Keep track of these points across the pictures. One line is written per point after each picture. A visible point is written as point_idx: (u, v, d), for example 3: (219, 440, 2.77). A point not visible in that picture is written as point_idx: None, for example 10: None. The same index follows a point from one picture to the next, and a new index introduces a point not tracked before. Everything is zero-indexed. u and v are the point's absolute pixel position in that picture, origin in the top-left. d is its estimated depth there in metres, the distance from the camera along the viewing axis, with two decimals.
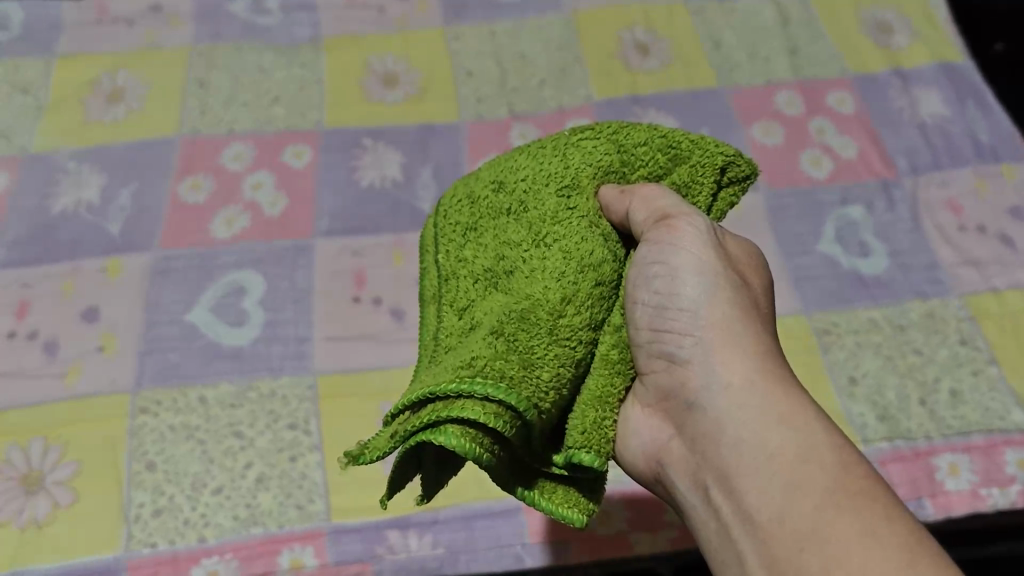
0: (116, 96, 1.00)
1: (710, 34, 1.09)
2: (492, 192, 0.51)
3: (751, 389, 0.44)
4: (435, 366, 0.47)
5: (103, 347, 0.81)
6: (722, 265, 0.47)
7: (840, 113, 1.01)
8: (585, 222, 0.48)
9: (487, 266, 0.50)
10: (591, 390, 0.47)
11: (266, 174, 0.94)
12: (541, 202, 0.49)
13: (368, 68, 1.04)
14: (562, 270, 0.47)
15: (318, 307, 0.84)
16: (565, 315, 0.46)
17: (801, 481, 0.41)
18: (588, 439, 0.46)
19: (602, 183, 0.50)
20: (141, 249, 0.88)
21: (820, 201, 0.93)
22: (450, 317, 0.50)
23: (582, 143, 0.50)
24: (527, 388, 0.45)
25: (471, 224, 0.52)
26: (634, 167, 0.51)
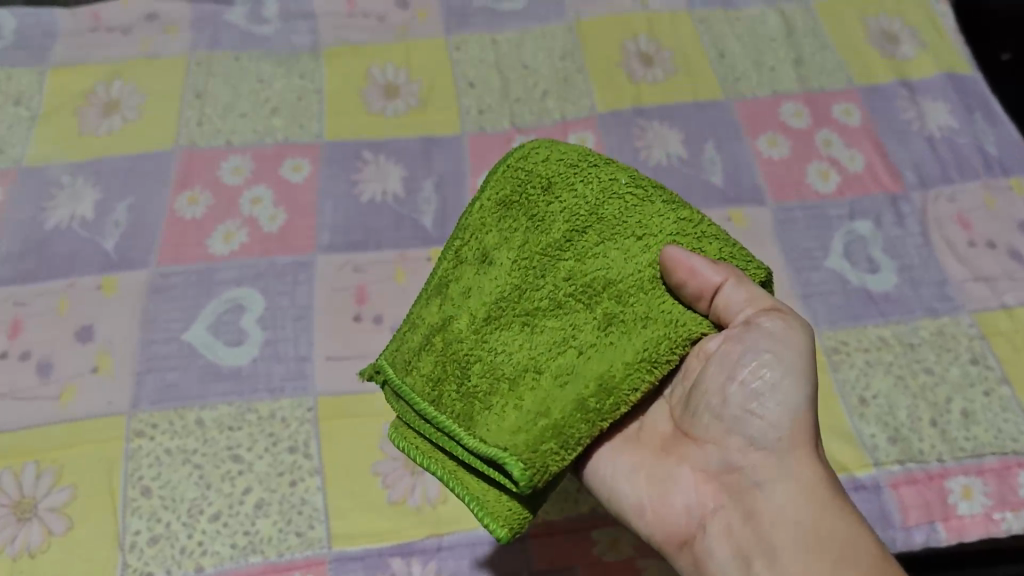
0: (111, 106, 0.98)
1: (715, 43, 1.07)
2: (532, 188, 0.58)
3: (815, 486, 0.52)
4: (424, 323, 0.60)
5: (99, 367, 0.79)
6: (812, 375, 0.54)
7: (846, 124, 0.99)
8: (571, 264, 0.56)
9: (491, 249, 0.59)
10: (551, 421, 0.53)
11: (264, 187, 0.92)
12: (549, 229, 0.57)
13: (368, 77, 1.02)
14: (522, 297, 0.57)
15: (318, 325, 0.82)
16: (502, 340, 0.56)
17: (846, 558, 0.49)
18: (529, 461, 0.52)
19: (611, 236, 0.56)
20: (138, 265, 0.86)
21: (828, 215, 0.91)
22: (453, 288, 0.60)
23: (622, 194, 0.56)
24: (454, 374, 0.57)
25: (508, 202, 0.59)
26: (666, 231, 0.55)
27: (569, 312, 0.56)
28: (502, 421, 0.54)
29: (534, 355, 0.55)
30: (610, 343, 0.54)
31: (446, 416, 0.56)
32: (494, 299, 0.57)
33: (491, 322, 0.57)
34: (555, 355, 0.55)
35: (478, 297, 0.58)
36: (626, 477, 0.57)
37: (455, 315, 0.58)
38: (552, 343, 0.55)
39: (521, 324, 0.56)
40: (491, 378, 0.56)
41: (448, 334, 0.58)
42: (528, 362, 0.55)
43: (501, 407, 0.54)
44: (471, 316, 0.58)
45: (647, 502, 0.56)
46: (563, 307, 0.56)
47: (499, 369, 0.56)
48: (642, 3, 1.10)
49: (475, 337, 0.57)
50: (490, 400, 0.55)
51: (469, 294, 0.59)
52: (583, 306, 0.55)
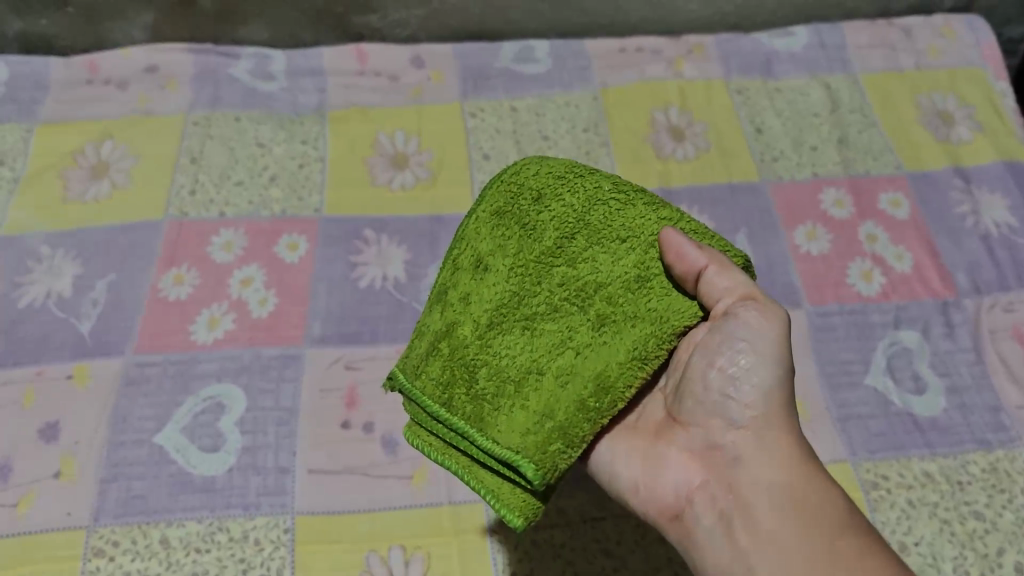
0: (99, 169, 0.92)
1: (751, 118, 1.00)
2: (521, 198, 0.54)
3: (792, 453, 0.51)
4: (426, 334, 0.56)
5: (61, 471, 0.73)
6: (790, 356, 0.53)
7: (893, 216, 0.91)
8: (563, 267, 0.52)
9: (484, 255, 0.54)
10: (555, 421, 0.50)
11: (255, 267, 0.86)
12: (540, 236, 0.53)
13: (376, 145, 0.96)
14: (520, 301, 0.53)
15: (303, 433, 0.75)
16: (504, 343, 0.52)
17: (816, 518, 0.48)
18: (537, 458, 0.50)
19: (600, 241, 0.52)
20: (114, 353, 0.79)
21: (870, 322, 0.83)
22: (449, 294, 0.55)
23: (607, 200, 0.52)
24: (462, 381, 0.53)
25: (499, 210, 0.55)
26: (650, 232, 0.52)
27: (566, 316, 0.52)
28: (510, 423, 0.51)
29: (536, 357, 0.52)
30: (606, 342, 0.51)
31: (459, 418, 0.52)
32: (495, 306, 0.53)
33: (493, 327, 0.53)
34: (555, 356, 0.51)
35: (477, 303, 0.53)
36: (621, 459, 0.56)
37: (456, 322, 0.54)
38: (554, 342, 0.52)
39: (520, 326, 0.52)
40: (498, 381, 0.52)
41: (453, 340, 0.53)
42: (530, 364, 0.52)
43: (508, 407, 0.51)
44: (474, 321, 0.53)
45: (640, 479, 0.55)
46: (560, 311, 0.52)
47: (504, 371, 0.52)
48: (675, 71, 1.03)
49: (480, 341, 0.53)
50: (499, 401, 0.51)
51: (467, 300, 0.54)
52: (577, 310, 0.52)
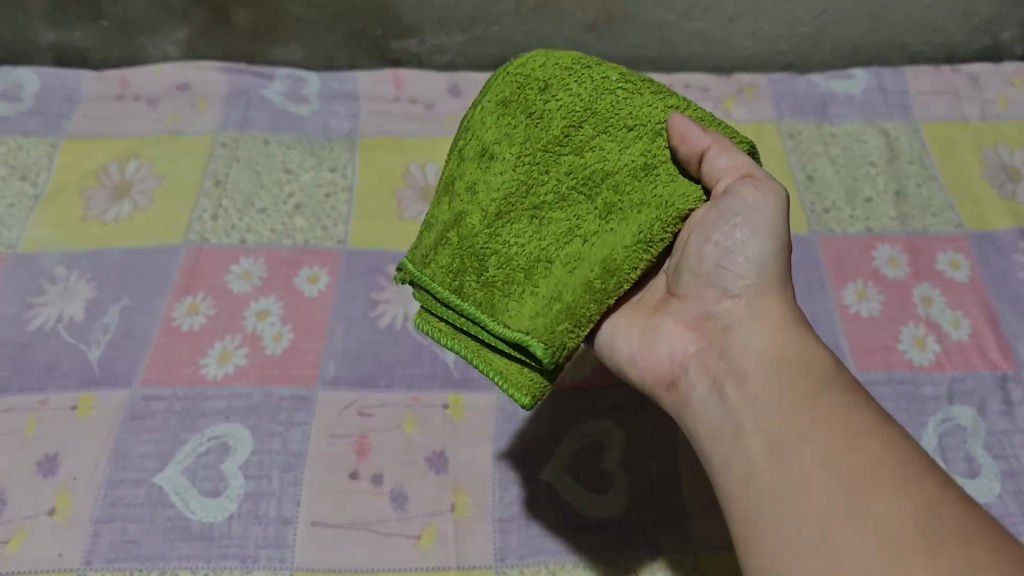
0: (122, 189, 0.90)
1: (803, 164, 0.94)
2: (528, 89, 0.53)
3: (783, 319, 0.50)
4: (438, 224, 0.56)
5: (56, 508, 0.69)
6: (785, 229, 0.52)
7: (952, 279, 0.85)
8: (569, 156, 0.52)
9: (491, 147, 0.54)
10: (563, 303, 0.51)
11: (273, 299, 0.82)
12: (546, 125, 0.52)
13: (406, 177, 0.92)
14: (527, 188, 0.53)
15: (308, 481, 0.71)
16: (512, 229, 0.53)
17: (803, 373, 0.46)
18: (547, 337, 0.51)
19: (606, 129, 0.51)
20: (121, 384, 0.76)
21: (921, 394, 0.77)
22: (457, 186, 0.55)
23: (615, 90, 0.52)
24: (473, 268, 0.54)
25: (505, 103, 0.54)
26: (658, 120, 0.51)
27: (573, 205, 0.52)
28: (520, 306, 0.52)
29: (544, 244, 0.52)
30: (613, 228, 0.51)
31: (470, 305, 0.53)
32: (503, 193, 0.53)
33: (502, 216, 0.53)
34: (564, 243, 0.52)
35: (484, 192, 0.54)
36: (622, 336, 0.56)
37: (465, 211, 0.54)
38: (564, 228, 0.52)
39: (528, 214, 0.53)
40: (507, 269, 0.53)
41: (462, 229, 0.54)
42: (539, 251, 0.52)
43: (518, 291, 0.52)
44: (482, 211, 0.54)
45: (638, 353, 0.55)
46: (567, 200, 0.52)
47: (513, 258, 0.53)
48: (723, 110, 0.99)
49: (488, 230, 0.54)
50: (509, 287, 0.53)
51: (475, 189, 0.54)
52: (584, 198, 0.52)
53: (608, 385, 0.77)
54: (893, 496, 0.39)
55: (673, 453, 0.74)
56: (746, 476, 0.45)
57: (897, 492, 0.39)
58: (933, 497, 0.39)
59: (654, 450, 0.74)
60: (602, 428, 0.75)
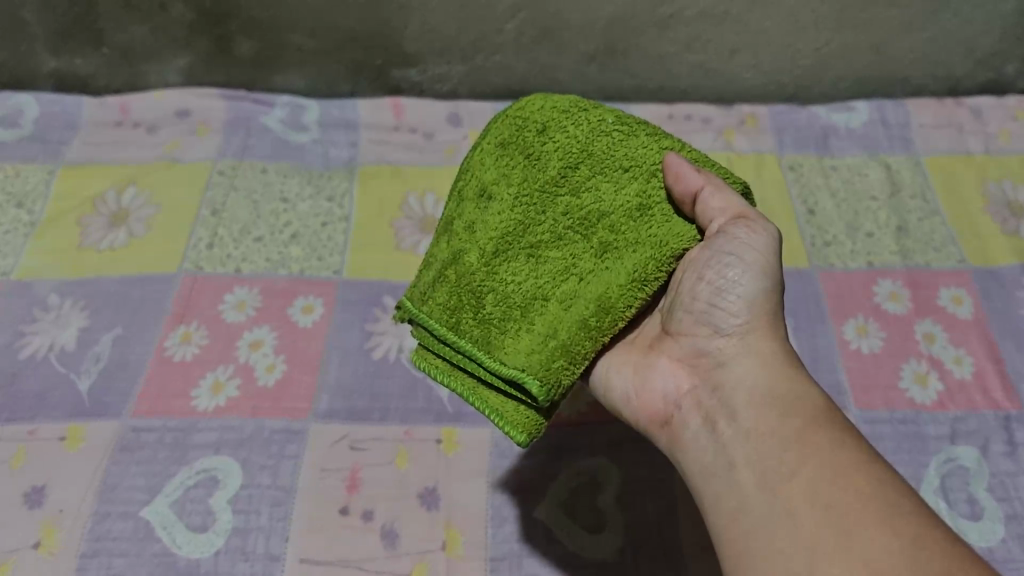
0: (119, 216, 0.90)
1: (804, 197, 0.94)
2: (526, 130, 0.52)
3: (774, 355, 0.50)
4: (436, 262, 0.55)
5: (41, 542, 0.68)
6: (779, 266, 0.52)
7: (954, 315, 0.84)
8: (566, 198, 0.51)
9: (489, 187, 0.53)
10: (559, 341, 0.50)
11: (268, 329, 0.82)
12: (543, 166, 0.51)
13: (404, 207, 0.92)
14: (524, 227, 0.52)
15: (297, 516, 0.70)
16: (509, 269, 0.52)
17: (791, 408, 0.46)
18: (543, 374, 0.50)
19: (603, 170, 0.50)
20: (111, 415, 0.75)
21: (922, 433, 0.76)
22: (455, 225, 0.54)
23: (611, 132, 0.50)
24: (469, 305, 0.53)
25: (503, 144, 0.53)
26: (653, 161, 0.50)
27: (569, 244, 0.51)
28: (518, 345, 0.51)
29: (541, 283, 0.51)
30: (608, 267, 0.50)
31: (466, 342, 0.53)
32: (500, 233, 0.52)
33: (499, 255, 0.52)
34: (560, 283, 0.51)
35: (482, 232, 0.53)
36: (616, 374, 0.56)
37: (462, 249, 0.53)
38: (561, 267, 0.51)
39: (525, 253, 0.52)
40: (504, 307, 0.52)
41: (459, 268, 0.53)
42: (536, 290, 0.51)
43: (515, 330, 0.51)
44: (479, 250, 0.53)
45: (632, 391, 0.55)
46: (564, 239, 0.51)
47: (510, 297, 0.52)
48: (724, 142, 0.99)
49: (485, 269, 0.52)
50: (506, 325, 0.52)
51: (473, 229, 0.53)
52: (581, 238, 0.51)
53: (604, 421, 0.76)
54: (881, 531, 0.40)
55: (669, 491, 0.72)
56: (737, 513, 0.45)
57: (886, 528, 0.40)
58: (921, 531, 0.39)
59: (650, 487, 0.72)
60: (598, 465, 0.74)
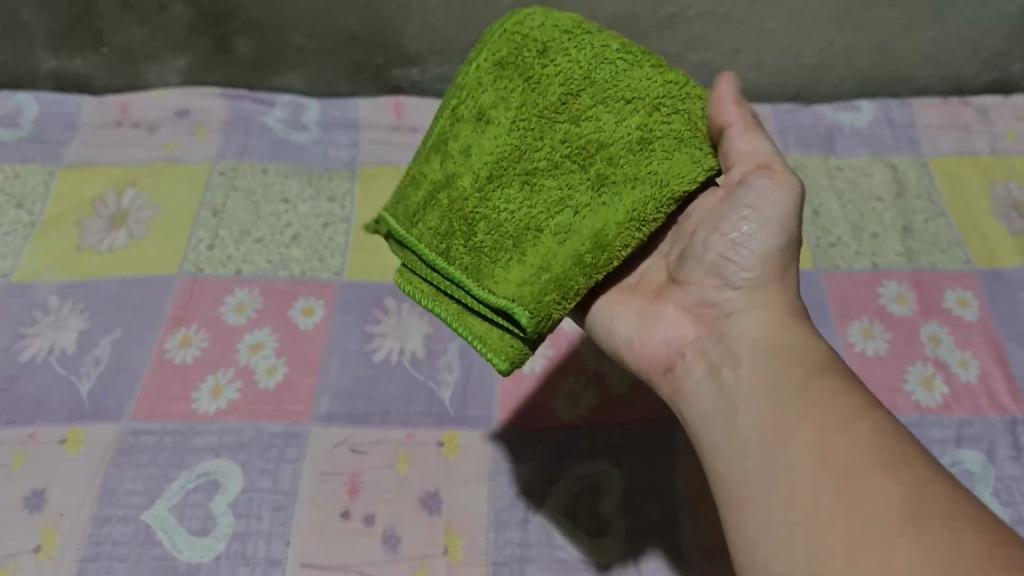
0: (118, 217, 0.89)
1: (808, 198, 0.93)
2: (527, 50, 0.51)
3: (780, 310, 0.50)
4: (424, 180, 0.54)
5: (40, 547, 0.68)
6: (797, 223, 0.52)
7: (960, 317, 0.83)
8: (565, 126, 0.50)
9: (486, 108, 0.51)
10: (552, 274, 0.49)
11: (268, 331, 0.81)
12: (545, 91, 0.50)
13: None
14: (521, 154, 0.51)
15: (297, 521, 0.70)
16: (503, 195, 0.51)
17: (795, 361, 0.46)
18: (534, 305, 0.49)
19: (605, 99, 0.49)
20: (111, 418, 0.75)
21: (928, 437, 0.75)
22: (448, 146, 0.52)
23: (616, 60, 0.50)
24: (461, 232, 0.52)
25: (503, 62, 0.51)
26: (658, 94, 0.49)
27: (566, 173, 0.50)
28: (508, 275, 0.50)
29: (536, 213, 0.50)
30: (605, 201, 0.49)
31: (454, 268, 0.52)
32: (496, 158, 0.51)
33: (494, 179, 0.51)
34: (553, 215, 0.50)
35: (478, 155, 0.51)
36: (616, 320, 0.55)
37: (457, 171, 0.52)
38: (555, 199, 0.50)
39: (520, 180, 0.51)
40: (495, 237, 0.51)
41: (452, 193, 0.52)
42: (528, 220, 0.50)
43: (506, 261, 0.50)
44: (474, 174, 0.51)
45: (634, 339, 0.54)
46: (560, 168, 0.50)
47: (503, 225, 0.51)
48: None
49: (479, 195, 0.51)
50: (496, 254, 0.51)
51: (468, 152, 0.51)
52: (578, 168, 0.50)
53: (606, 424, 0.76)
54: (881, 478, 0.39)
55: (672, 495, 0.72)
56: (737, 462, 0.45)
57: (887, 475, 0.40)
58: (923, 481, 0.39)
59: (653, 491, 0.72)
60: (601, 468, 0.73)
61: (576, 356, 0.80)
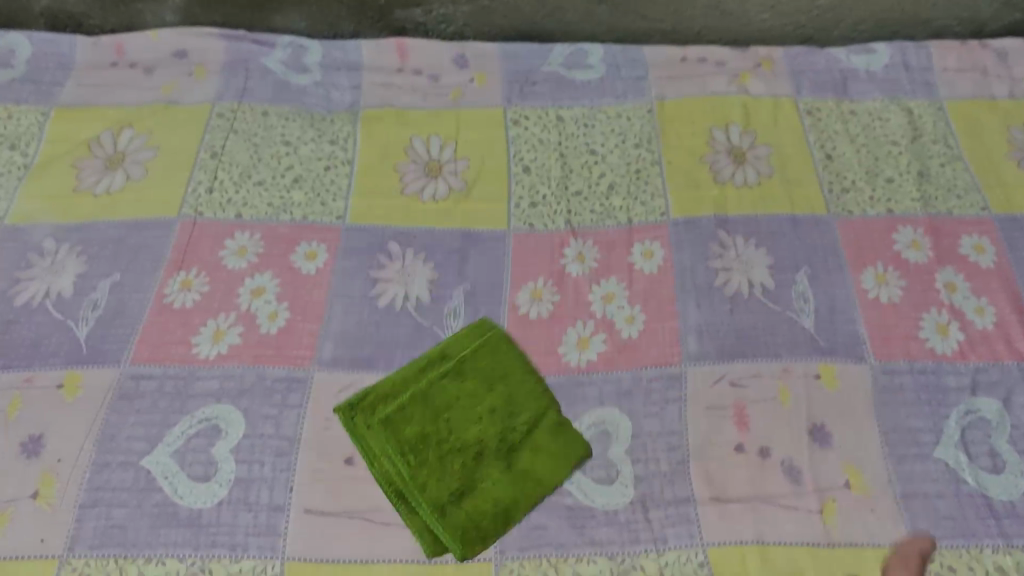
0: (115, 160, 0.87)
1: (822, 142, 0.91)
2: (485, 354, 0.72)
3: None
4: (386, 429, 0.67)
5: (39, 492, 0.67)
6: None
7: (976, 264, 0.81)
8: (499, 425, 0.69)
9: (448, 383, 0.70)
10: (476, 512, 0.65)
11: (269, 276, 0.79)
12: (493, 394, 0.70)
13: (410, 150, 0.89)
14: (464, 435, 0.68)
15: (301, 466, 0.68)
16: (451, 453, 0.67)
17: None
18: (460, 538, 0.63)
19: (535, 399, 0.71)
20: (110, 363, 0.74)
21: (943, 384, 0.73)
22: (411, 410, 0.68)
23: (538, 396, 0.71)
24: (413, 470, 0.66)
25: (463, 368, 0.71)
26: (558, 438, 0.69)
27: (490, 463, 0.67)
28: (447, 485, 0.65)
29: (468, 486, 0.66)
30: (514, 498, 0.66)
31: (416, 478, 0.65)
32: (454, 409, 0.69)
33: (446, 432, 0.68)
34: (481, 477, 0.66)
35: (439, 400, 0.69)
36: None
37: (418, 412, 0.68)
38: (483, 475, 0.67)
39: (460, 459, 0.67)
40: (440, 456, 0.67)
41: (417, 405, 0.68)
42: (460, 490, 0.66)
43: (447, 478, 0.66)
44: (433, 419, 0.68)
45: None
46: (486, 457, 0.67)
47: (447, 464, 0.66)
48: (740, 85, 0.95)
49: (434, 428, 0.68)
50: (438, 487, 0.65)
51: (431, 397, 0.69)
52: (500, 458, 0.68)
53: (614, 370, 0.74)
54: None
55: (682, 442, 0.70)
56: None
57: None
58: None
59: (662, 438, 0.70)
60: (609, 415, 0.72)
61: (584, 302, 0.79)
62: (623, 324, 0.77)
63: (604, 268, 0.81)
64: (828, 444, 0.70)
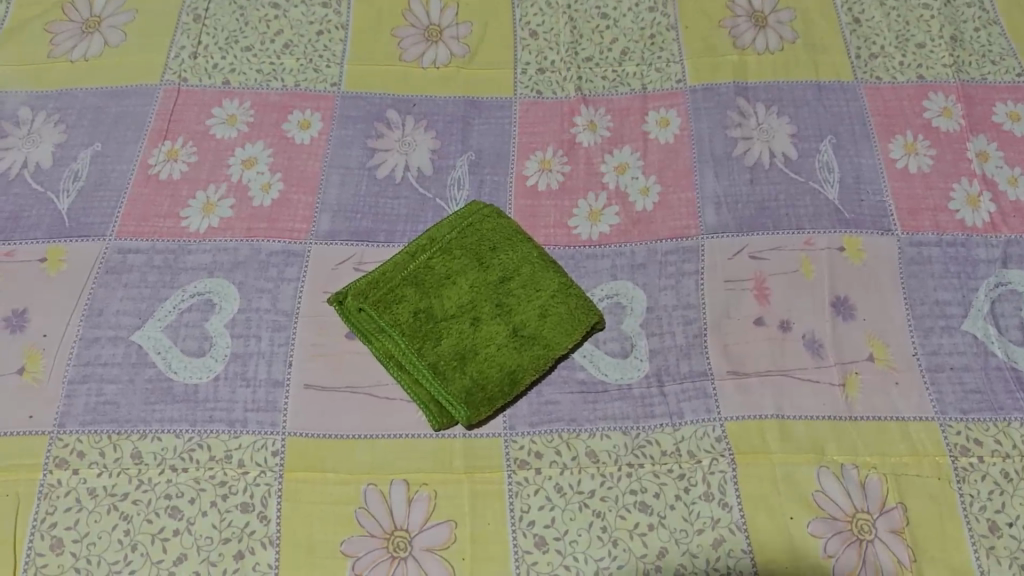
0: (90, 24, 0.81)
1: (849, 5, 0.84)
2: (480, 224, 0.66)
3: None
4: (380, 302, 0.62)
5: (25, 368, 0.63)
6: None
7: (1011, 132, 0.76)
8: (496, 290, 0.63)
9: (442, 254, 0.64)
10: (480, 379, 0.60)
11: (261, 146, 0.74)
12: (490, 263, 0.64)
13: (408, 14, 0.83)
14: (462, 302, 0.62)
15: (299, 341, 0.65)
16: (449, 320, 0.61)
17: None
18: (463, 402, 0.59)
19: (530, 263, 0.64)
20: (94, 236, 0.69)
21: (973, 257, 0.70)
22: (404, 282, 0.62)
23: (533, 261, 0.64)
24: (409, 339, 0.61)
25: (458, 240, 0.65)
26: (559, 298, 0.63)
27: (491, 327, 0.61)
28: (446, 356, 0.60)
29: (468, 352, 0.61)
30: (517, 362, 0.61)
31: (413, 350, 0.60)
32: (450, 279, 0.63)
33: (443, 302, 0.62)
34: (482, 342, 0.61)
35: (433, 272, 0.63)
36: None
37: (412, 284, 0.62)
38: (483, 338, 0.61)
39: (457, 327, 0.61)
40: (438, 328, 0.61)
41: (411, 278, 0.63)
42: (460, 356, 0.60)
43: (446, 347, 0.60)
44: (430, 291, 0.62)
45: None
46: (487, 322, 0.62)
47: (445, 334, 0.61)
48: None
49: (432, 299, 0.62)
50: (438, 354, 0.60)
51: (425, 269, 0.63)
52: (501, 321, 0.62)
53: (628, 242, 0.70)
54: None
55: (699, 315, 0.67)
56: None
57: None
58: None
59: (677, 311, 0.67)
60: (622, 289, 0.68)
61: (596, 173, 0.74)
62: (637, 195, 0.73)
63: (617, 137, 0.76)
64: (851, 317, 0.67)
